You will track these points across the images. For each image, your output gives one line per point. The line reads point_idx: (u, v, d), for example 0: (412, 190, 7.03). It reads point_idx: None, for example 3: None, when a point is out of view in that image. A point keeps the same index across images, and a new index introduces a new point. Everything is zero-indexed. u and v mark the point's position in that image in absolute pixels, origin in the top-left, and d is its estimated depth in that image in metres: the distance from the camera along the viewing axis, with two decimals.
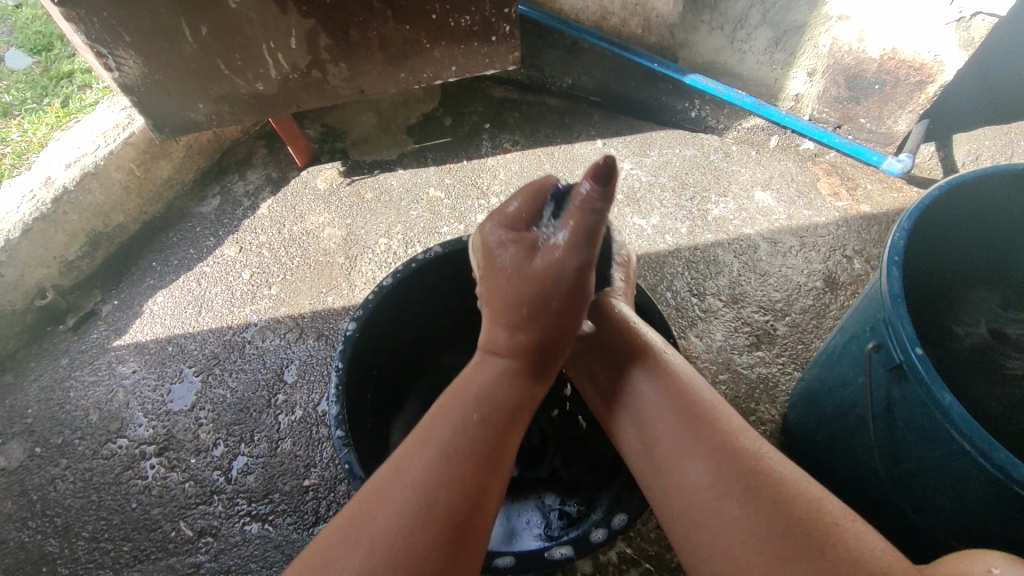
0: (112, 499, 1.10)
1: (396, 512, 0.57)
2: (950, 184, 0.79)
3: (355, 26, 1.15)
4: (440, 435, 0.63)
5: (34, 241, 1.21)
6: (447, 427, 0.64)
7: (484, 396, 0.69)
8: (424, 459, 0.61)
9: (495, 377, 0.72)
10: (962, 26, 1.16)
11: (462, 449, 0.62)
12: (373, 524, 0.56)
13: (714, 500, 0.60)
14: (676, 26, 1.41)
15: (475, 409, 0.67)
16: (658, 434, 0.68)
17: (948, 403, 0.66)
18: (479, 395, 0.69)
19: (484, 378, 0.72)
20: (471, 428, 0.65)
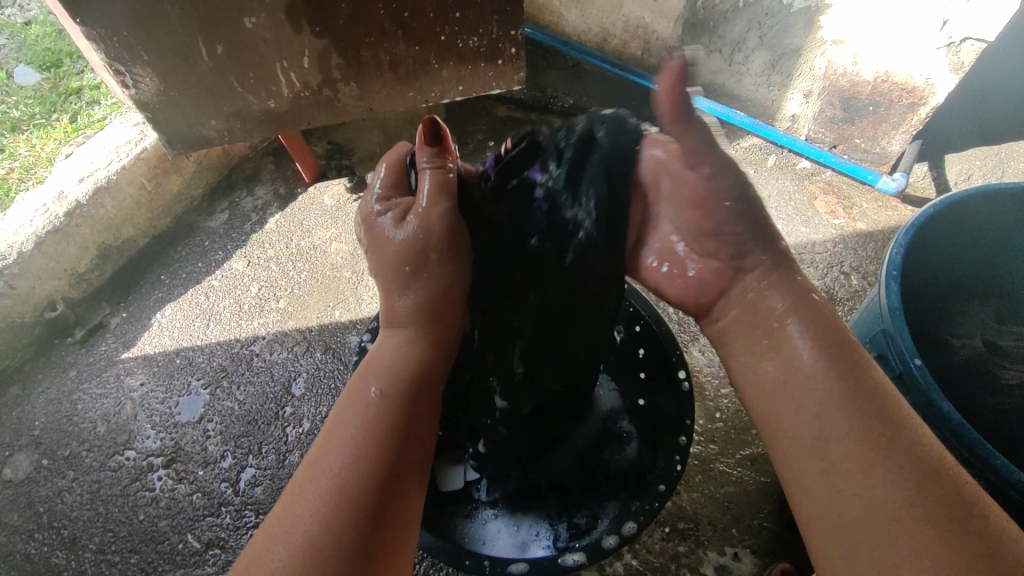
0: (119, 510, 1.11)
1: (338, 454, 0.63)
2: (946, 200, 0.82)
3: (367, 47, 1.18)
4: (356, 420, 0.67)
5: (46, 254, 1.23)
6: (360, 398, 0.69)
7: (387, 370, 0.72)
8: (348, 422, 0.66)
9: (392, 352, 0.75)
10: (953, 51, 1.20)
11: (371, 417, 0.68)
12: (323, 465, 0.63)
13: (869, 468, 0.57)
14: (676, 48, 1.46)
15: (385, 381, 0.70)
16: (821, 398, 0.63)
17: (948, 411, 0.69)
18: (387, 370, 0.72)
19: (386, 352, 0.75)
20: (375, 403, 0.68)
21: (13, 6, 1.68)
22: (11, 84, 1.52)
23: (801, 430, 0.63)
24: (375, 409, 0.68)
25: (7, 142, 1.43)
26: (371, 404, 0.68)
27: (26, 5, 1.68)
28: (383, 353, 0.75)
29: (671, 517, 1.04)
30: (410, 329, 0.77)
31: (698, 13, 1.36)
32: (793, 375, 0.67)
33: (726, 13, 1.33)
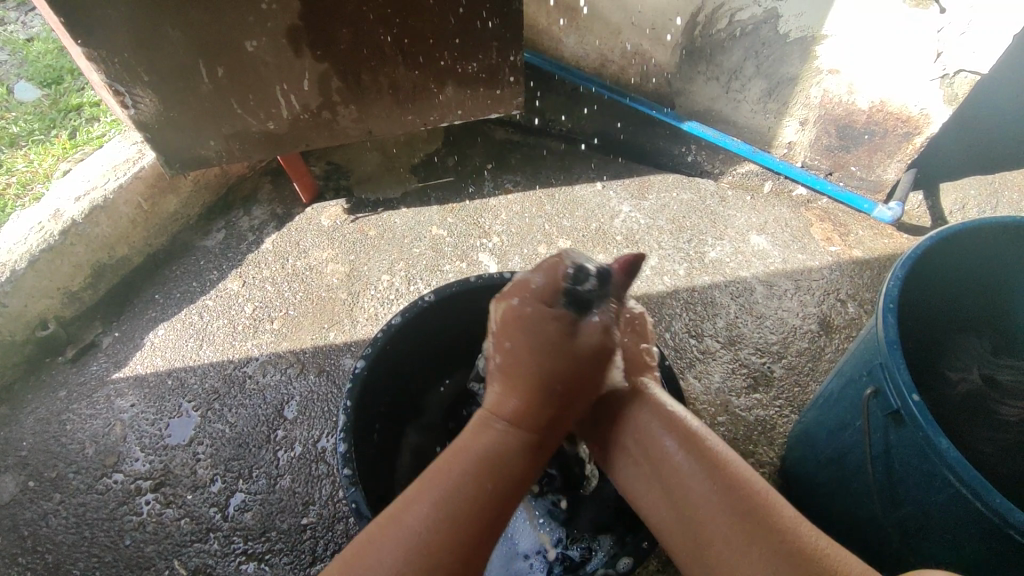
0: (105, 535, 1.09)
1: (417, 529, 0.59)
2: (943, 232, 0.82)
3: (367, 71, 1.19)
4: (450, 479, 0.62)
5: (39, 272, 1.22)
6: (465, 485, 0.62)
7: (487, 462, 0.65)
8: (432, 498, 0.61)
9: (499, 441, 0.67)
10: (946, 82, 1.22)
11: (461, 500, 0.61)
12: (397, 534, 0.59)
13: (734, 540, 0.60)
14: (673, 75, 1.48)
15: (480, 475, 0.63)
16: (683, 479, 0.66)
17: (946, 449, 0.68)
18: (487, 464, 0.64)
19: (485, 442, 0.67)
20: (469, 490, 0.62)
21: (16, 23, 1.69)
22: (11, 100, 1.53)
23: (686, 508, 0.65)
24: (458, 517, 0.60)
25: (5, 158, 1.43)
26: (466, 496, 0.62)
27: (29, 22, 1.69)
28: (486, 441, 0.67)
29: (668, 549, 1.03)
30: (529, 437, 0.69)
31: (695, 40, 1.38)
32: (665, 468, 0.69)
33: (723, 41, 1.35)
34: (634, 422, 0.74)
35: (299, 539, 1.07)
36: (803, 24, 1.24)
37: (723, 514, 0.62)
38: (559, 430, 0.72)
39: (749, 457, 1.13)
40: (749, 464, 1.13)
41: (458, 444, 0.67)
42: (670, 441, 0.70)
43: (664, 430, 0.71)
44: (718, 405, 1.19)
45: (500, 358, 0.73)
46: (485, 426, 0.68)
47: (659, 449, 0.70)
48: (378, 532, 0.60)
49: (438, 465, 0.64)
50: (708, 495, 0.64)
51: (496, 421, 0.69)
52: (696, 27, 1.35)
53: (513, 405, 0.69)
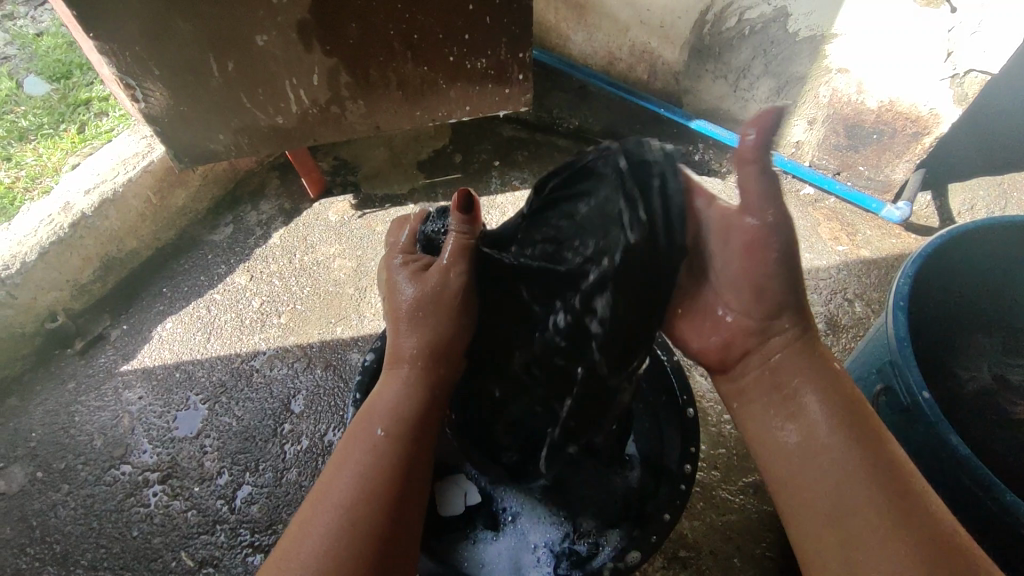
0: (113, 526, 1.09)
1: (346, 491, 0.66)
2: (954, 230, 0.82)
3: (377, 66, 1.19)
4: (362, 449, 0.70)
5: (48, 264, 1.23)
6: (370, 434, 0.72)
7: (392, 410, 0.75)
8: (356, 453, 0.70)
9: (399, 393, 0.77)
10: (956, 82, 1.21)
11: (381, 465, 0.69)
12: (333, 491, 0.66)
13: (879, 540, 0.58)
14: (682, 74, 1.48)
15: (389, 419, 0.74)
16: (816, 482, 0.65)
17: (957, 446, 0.68)
18: (394, 409, 0.75)
19: (389, 394, 0.77)
20: (383, 438, 0.71)
21: (26, 18, 1.69)
22: (20, 94, 1.53)
23: (814, 509, 0.64)
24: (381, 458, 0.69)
25: (15, 151, 1.44)
26: (380, 443, 0.71)
27: (39, 16, 1.70)
28: (391, 391, 0.78)
29: (673, 546, 1.03)
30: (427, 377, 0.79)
31: (703, 39, 1.38)
32: (811, 450, 0.67)
33: (731, 40, 1.35)
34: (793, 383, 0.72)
35: None
36: (812, 23, 1.24)
37: (877, 508, 0.60)
38: (445, 366, 0.81)
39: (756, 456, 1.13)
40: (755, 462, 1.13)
41: (370, 405, 0.77)
42: (839, 419, 0.67)
43: (819, 402, 0.69)
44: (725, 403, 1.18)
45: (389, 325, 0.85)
46: (392, 372, 0.80)
47: (810, 430, 0.68)
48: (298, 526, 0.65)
49: (356, 421, 0.75)
50: (860, 486, 0.62)
51: (400, 364, 0.81)
52: (704, 25, 1.35)
53: (406, 346, 0.81)
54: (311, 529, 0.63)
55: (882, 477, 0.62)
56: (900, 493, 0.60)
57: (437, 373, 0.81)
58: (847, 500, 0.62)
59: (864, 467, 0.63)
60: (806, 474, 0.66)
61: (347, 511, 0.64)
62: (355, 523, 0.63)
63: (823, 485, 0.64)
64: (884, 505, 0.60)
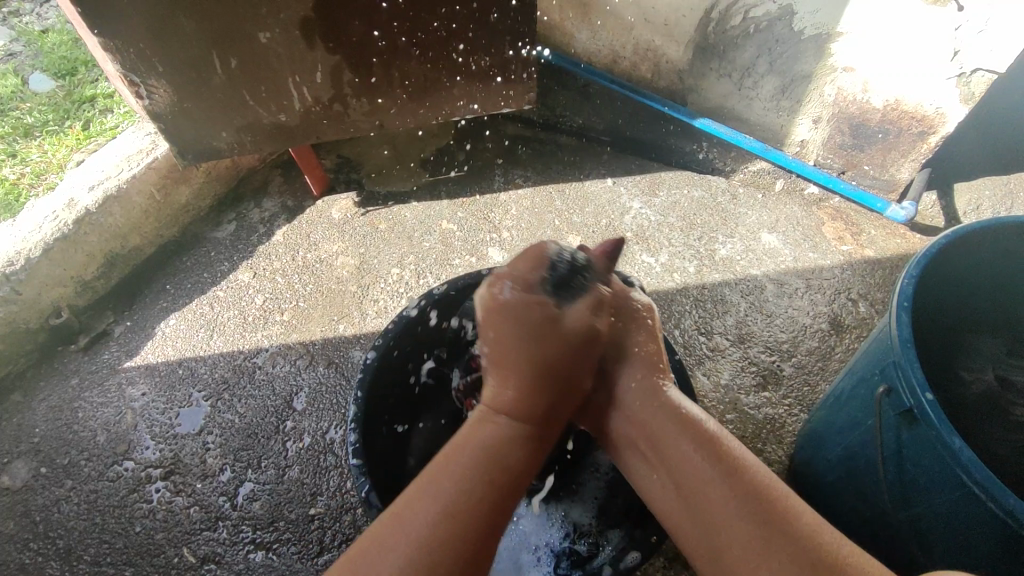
0: (116, 521, 1.10)
1: (422, 526, 0.59)
2: (959, 230, 0.81)
3: (379, 64, 1.19)
4: (450, 483, 0.63)
5: (53, 261, 1.23)
6: (458, 473, 0.64)
7: (488, 458, 0.66)
8: (434, 499, 0.61)
9: (501, 441, 0.68)
10: (963, 81, 1.20)
11: (465, 512, 0.61)
12: (405, 533, 0.58)
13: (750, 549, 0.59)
14: (686, 72, 1.48)
15: (481, 466, 0.64)
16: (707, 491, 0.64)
17: (959, 448, 0.67)
18: (488, 461, 0.65)
19: (483, 438, 0.68)
20: (477, 483, 0.63)
21: (32, 14, 1.70)
22: (26, 91, 1.54)
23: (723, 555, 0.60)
24: (466, 503, 0.61)
25: (20, 148, 1.44)
26: (471, 492, 0.62)
27: (44, 14, 1.70)
28: (487, 438, 0.68)
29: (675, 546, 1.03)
30: (523, 427, 0.70)
31: (708, 37, 1.37)
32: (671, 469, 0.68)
33: (736, 38, 1.34)
34: (654, 426, 0.72)
35: (307, 529, 1.07)
36: (818, 21, 1.23)
37: (736, 519, 0.60)
38: (551, 425, 0.73)
39: (758, 456, 1.13)
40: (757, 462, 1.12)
41: (466, 440, 0.68)
42: (684, 444, 0.68)
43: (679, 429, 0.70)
44: (727, 402, 1.18)
45: (488, 348, 0.75)
46: (486, 422, 0.71)
47: (676, 454, 0.68)
48: (369, 542, 0.59)
49: (444, 460, 0.65)
50: (718, 492, 0.63)
51: (499, 417, 0.71)
52: (709, 24, 1.34)
53: (512, 399, 0.71)
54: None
55: (738, 483, 0.63)
56: (746, 500, 0.61)
57: (539, 430, 0.72)
58: (713, 516, 0.62)
59: (714, 468, 0.65)
60: (672, 496, 0.67)
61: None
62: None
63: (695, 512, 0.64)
64: (741, 511, 0.61)
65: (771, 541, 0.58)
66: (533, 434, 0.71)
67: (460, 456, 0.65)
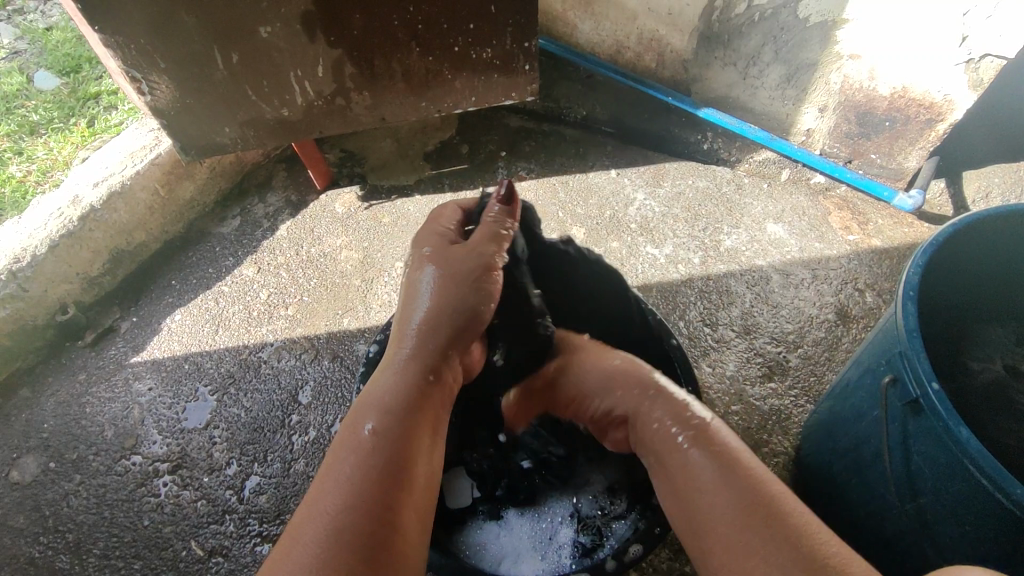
0: (124, 515, 1.11)
1: (333, 490, 0.62)
2: (967, 218, 0.80)
3: (380, 57, 1.18)
4: (342, 461, 0.65)
5: (59, 258, 1.24)
6: (357, 436, 0.67)
7: (386, 402, 0.72)
8: (344, 459, 0.65)
9: (394, 382, 0.75)
10: (972, 67, 1.19)
11: (372, 473, 0.64)
12: (319, 498, 0.62)
13: (732, 531, 0.61)
14: (690, 62, 1.46)
15: (370, 422, 0.69)
16: (708, 508, 0.65)
17: (966, 439, 0.67)
18: (384, 405, 0.71)
19: (382, 385, 0.74)
20: (380, 434, 0.68)
21: (36, 12, 1.70)
22: (31, 89, 1.54)
23: (707, 543, 0.63)
24: (369, 449, 0.66)
25: (26, 145, 1.45)
26: (368, 448, 0.66)
27: (48, 11, 1.71)
28: (385, 386, 0.74)
29: (680, 537, 1.03)
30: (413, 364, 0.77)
31: (712, 26, 1.35)
32: (678, 463, 0.70)
33: (742, 26, 1.32)
34: (660, 427, 0.75)
35: None
36: (824, 8, 1.21)
37: (725, 507, 0.63)
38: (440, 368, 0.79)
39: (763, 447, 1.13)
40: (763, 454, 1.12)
41: (366, 396, 0.73)
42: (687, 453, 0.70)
43: (694, 447, 0.70)
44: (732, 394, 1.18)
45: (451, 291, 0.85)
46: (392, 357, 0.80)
47: (687, 457, 0.70)
48: (290, 533, 0.60)
49: (342, 434, 0.69)
50: (718, 501, 0.64)
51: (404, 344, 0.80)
52: (714, 12, 1.32)
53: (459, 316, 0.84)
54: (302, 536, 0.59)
55: (740, 491, 0.63)
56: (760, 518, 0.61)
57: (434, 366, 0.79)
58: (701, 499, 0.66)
59: (717, 470, 0.67)
60: (670, 485, 0.70)
61: (347, 505, 0.61)
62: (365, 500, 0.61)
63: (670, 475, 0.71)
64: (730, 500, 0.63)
65: (758, 528, 0.60)
66: (425, 365, 0.78)
67: (363, 414, 0.70)
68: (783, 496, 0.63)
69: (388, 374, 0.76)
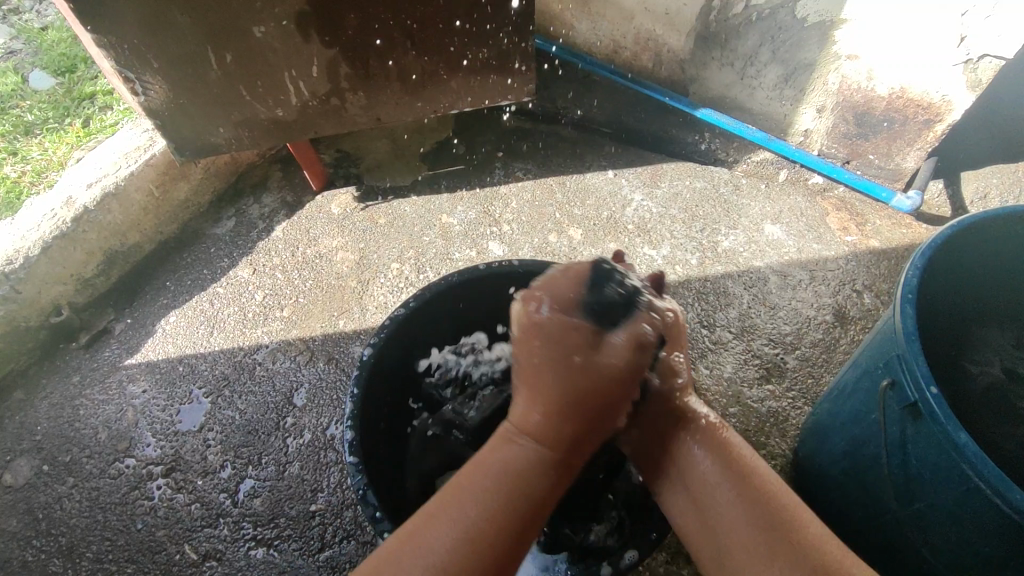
0: (118, 519, 1.10)
1: (443, 547, 0.58)
2: (965, 220, 0.80)
3: (375, 57, 1.18)
4: (460, 505, 0.61)
5: (52, 259, 1.23)
6: (473, 489, 0.62)
7: (517, 481, 0.64)
8: (464, 514, 0.60)
9: (523, 463, 0.66)
10: (970, 68, 1.18)
11: (490, 528, 0.60)
12: (429, 542, 0.58)
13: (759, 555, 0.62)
14: (687, 62, 1.46)
15: (504, 488, 0.63)
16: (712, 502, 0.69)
17: (964, 443, 0.66)
18: (505, 483, 0.63)
19: (510, 456, 0.66)
20: (501, 516, 0.61)
21: (31, 12, 1.69)
22: (25, 88, 1.53)
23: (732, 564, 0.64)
24: (484, 525, 0.60)
25: (20, 145, 1.44)
26: (486, 517, 0.60)
27: (44, 11, 1.70)
28: (512, 461, 0.66)
29: (677, 540, 1.02)
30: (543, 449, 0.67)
31: (709, 26, 1.35)
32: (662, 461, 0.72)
33: (738, 27, 1.32)
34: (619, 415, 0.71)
35: (308, 525, 1.07)
36: (821, 8, 1.21)
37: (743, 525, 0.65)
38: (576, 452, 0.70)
39: (761, 450, 1.12)
40: (761, 456, 1.11)
41: (492, 457, 0.66)
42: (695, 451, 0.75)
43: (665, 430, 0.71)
44: (729, 396, 1.17)
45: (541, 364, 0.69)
46: (507, 443, 0.68)
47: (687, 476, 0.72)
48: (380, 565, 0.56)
49: (463, 476, 0.64)
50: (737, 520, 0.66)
51: (525, 436, 0.68)
52: (711, 12, 1.32)
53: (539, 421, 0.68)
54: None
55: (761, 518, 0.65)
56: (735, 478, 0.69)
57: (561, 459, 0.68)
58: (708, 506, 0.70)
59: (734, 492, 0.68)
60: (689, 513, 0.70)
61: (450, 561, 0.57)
62: (463, 573, 0.56)
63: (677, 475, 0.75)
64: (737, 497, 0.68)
65: (771, 544, 0.62)
66: (553, 455, 0.67)
67: (483, 472, 0.64)
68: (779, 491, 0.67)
69: (514, 444, 0.67)
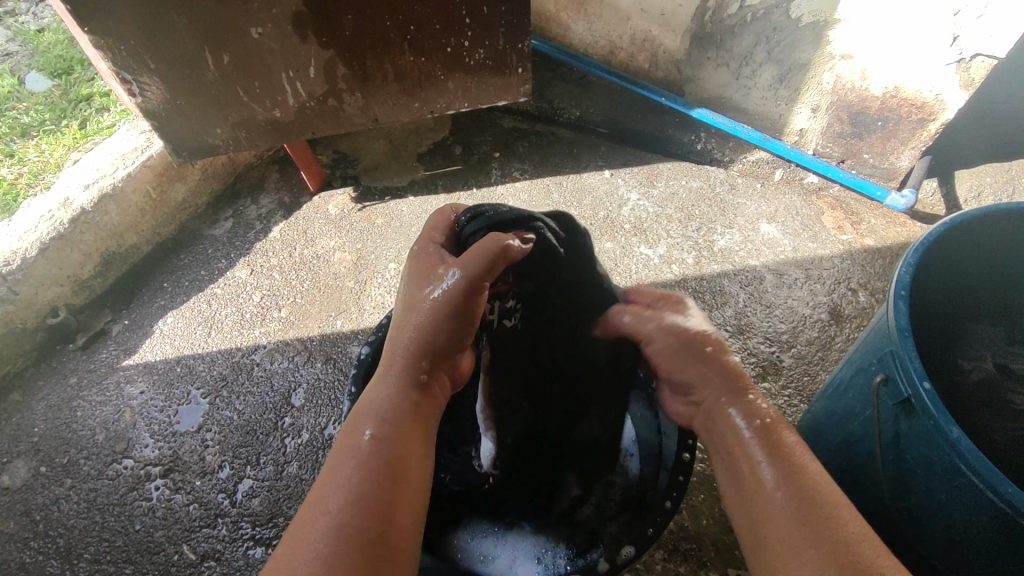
0: (115, 519, 1.10)
1: (340, 495, 0.59)
2: (958, 217, 0.80)
3: (372, 58, 1.18)
4: (349, 466, 0.61)
5: (50, 261, 1.23)
6: (354, 440, 0.64)
7: (383, 411, 0.67)
8: (342, 472, 0.61)
9: (392, 389, 0.70)
10: (963, 67, 1.19)
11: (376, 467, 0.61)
12: (323, 507, 0.58)
13: (792, 541, 0.58)
14: (683, 62, 1.46)
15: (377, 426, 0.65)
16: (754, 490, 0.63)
17: (957, 438, 0.67)
18: (386, 410, 0.67)
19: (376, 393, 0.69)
20: (387, 437, 0.64)
21: (28, 14, 1.70)
22: (22, 90, 1.53)
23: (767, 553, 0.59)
24: (379, 449, 0.63)
25: (17, 147, 1.44)
26: (367, 452, 0.62)
27: (40, 13, 1.70)
28: (382, 395, 0.69)
29: (674, 539, 1.03)
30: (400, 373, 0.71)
31: (705, 26, 1.35)
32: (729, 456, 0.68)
33: (733, 27, 1.33)
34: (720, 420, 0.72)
35: None
36: (815, 8, 1.21)
37: (782, 515, 0.60)
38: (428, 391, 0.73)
39: None
40: None
41: (363, 405, 0.68)
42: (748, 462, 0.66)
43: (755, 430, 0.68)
44: None
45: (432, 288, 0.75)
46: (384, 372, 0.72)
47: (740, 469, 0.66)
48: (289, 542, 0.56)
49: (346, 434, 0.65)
50: (780, 506, 0.61)
51: (396, 361, 0.72)
52: (706, 12, 1.32)
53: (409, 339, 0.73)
54: (327, 497, 0.59)
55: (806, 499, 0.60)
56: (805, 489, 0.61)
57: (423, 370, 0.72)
58: (756, 498, 0.63)
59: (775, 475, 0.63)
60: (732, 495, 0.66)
61: (348, 510, 0.57)
62: (352, 517, 0.57)
63: (737, 472, 0.66)
64: (789, 496, 0.61)
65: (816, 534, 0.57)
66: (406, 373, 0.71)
67: (367, 419, 0.66)
68: (838, 511, 0.59)
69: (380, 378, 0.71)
